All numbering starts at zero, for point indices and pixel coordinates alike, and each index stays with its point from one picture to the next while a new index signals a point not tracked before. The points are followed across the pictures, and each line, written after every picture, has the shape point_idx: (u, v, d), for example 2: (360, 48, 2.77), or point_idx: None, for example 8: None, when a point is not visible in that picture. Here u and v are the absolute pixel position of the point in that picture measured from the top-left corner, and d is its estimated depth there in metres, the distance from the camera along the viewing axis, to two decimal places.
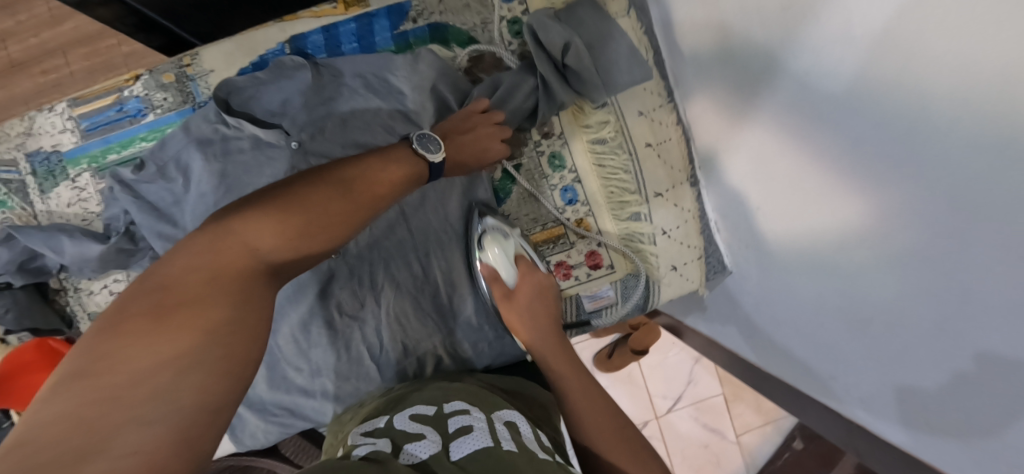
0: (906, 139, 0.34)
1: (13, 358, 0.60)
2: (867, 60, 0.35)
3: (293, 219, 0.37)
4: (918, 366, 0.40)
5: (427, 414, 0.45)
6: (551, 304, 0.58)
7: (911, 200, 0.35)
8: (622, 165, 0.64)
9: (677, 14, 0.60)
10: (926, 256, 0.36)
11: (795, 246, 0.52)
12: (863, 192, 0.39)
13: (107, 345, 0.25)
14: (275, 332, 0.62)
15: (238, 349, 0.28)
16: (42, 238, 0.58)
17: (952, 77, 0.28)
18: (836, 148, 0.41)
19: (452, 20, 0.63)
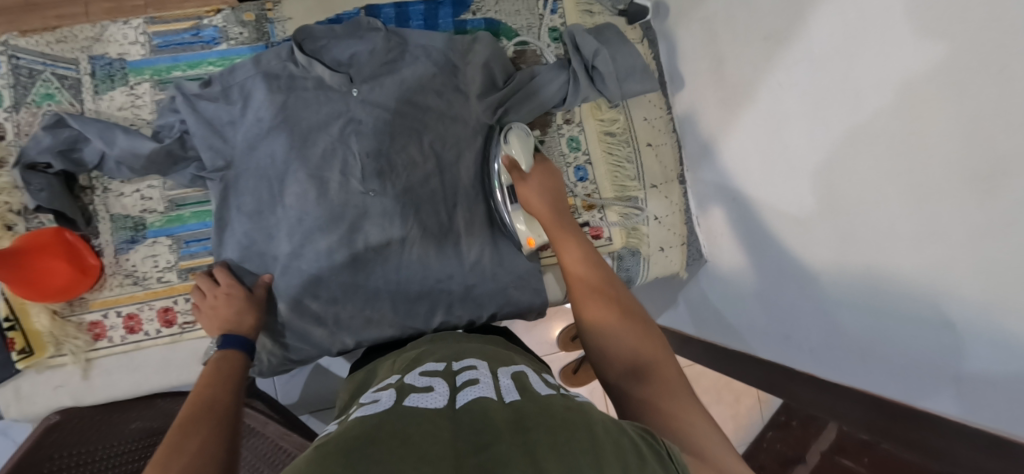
0: (841, 132, 0.50)
1: (26, 241, 0.59)
2: (817, 70, 0.52)
3: (215, 373, 0.53)
4: (847, 307, 0.53)
5: (437, 370, 0.43)
6: (557, 188, 0.68)
7: (846, 175, 0.50)
8: (626, 156, 0.78)
9: (682, 46, 0.76)
10: (849, 211, 0.51)
11: (765, 225, 0.66)
12: (816, 169, 0.55)
13: (174, 439, 0.40)
14: (301, 254, 0.67)
15: (213, 414, 0.45)
16: (97, 128, 0.61)
17: (877, 85, 0.45)
18: (799, 139, 0.57)
19: (506, 19, 0.77)
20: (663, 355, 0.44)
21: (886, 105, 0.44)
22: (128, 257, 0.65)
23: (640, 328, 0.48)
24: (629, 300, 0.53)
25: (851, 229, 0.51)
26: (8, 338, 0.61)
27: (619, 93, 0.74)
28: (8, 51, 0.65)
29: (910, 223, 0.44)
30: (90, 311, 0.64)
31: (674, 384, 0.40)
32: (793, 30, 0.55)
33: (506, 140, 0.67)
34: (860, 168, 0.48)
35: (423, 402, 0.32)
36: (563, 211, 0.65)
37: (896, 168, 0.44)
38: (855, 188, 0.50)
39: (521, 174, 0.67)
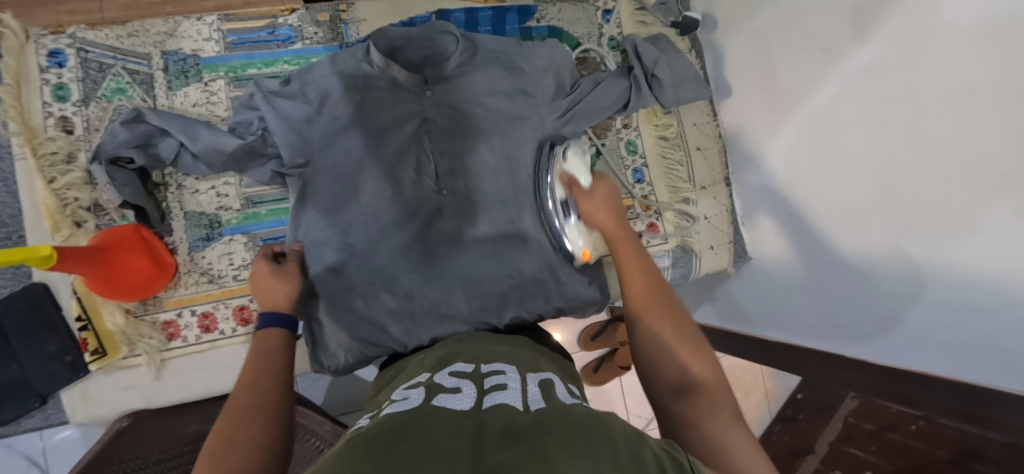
0: (903, 136, 0.55)
1: (105, 237, 0.57)
2: (877, 82, 0.57)
3: (273, 350, 0.53)
4: (904, 294, 0.57)
5: (466, 372, 0.44)
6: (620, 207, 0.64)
7: (909, 173, 0.55)
8: (678, 159, 0.82)
9: (729, 58, 0.81)
10: (904, 209, 0.56)
11: (814, 221, 0.69)
12: (874, 168, 0.59)
13: (229, 420, 0.40)
14: (376, 250, 0.67)
15: (265, 395, 0.45)
16: (181, 124, 0.60)
17: (944, 91, 0.50)
18: (855, 141, 0.61)
19: (567, 27, 0.80)
20: (715, 379, 0.41)
21: (953, 109, 0.49)
22: (203, 255, 0.64)
23: (693, 346, 0.45)
24: (681, 309, 0.50)
25: (913, 221, 0.55)
26: (81, 339, 0.59)
27: (675, 100, 0.78)
28: (76, 44, 0.63)
29: (974, 214, 0.48)
30: (163, 311, 0.62)
31: (720, 410, 0.37)
32: (852, 43, 0.60)
33: (569, 159, 0.68)
34: (926, 165, 0.53)
35: (455, 402, 0.33)
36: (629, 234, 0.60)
37: (964, 165, 0.49)
38: (917, 184, 0.54)
39: (583, 189, 0.65)
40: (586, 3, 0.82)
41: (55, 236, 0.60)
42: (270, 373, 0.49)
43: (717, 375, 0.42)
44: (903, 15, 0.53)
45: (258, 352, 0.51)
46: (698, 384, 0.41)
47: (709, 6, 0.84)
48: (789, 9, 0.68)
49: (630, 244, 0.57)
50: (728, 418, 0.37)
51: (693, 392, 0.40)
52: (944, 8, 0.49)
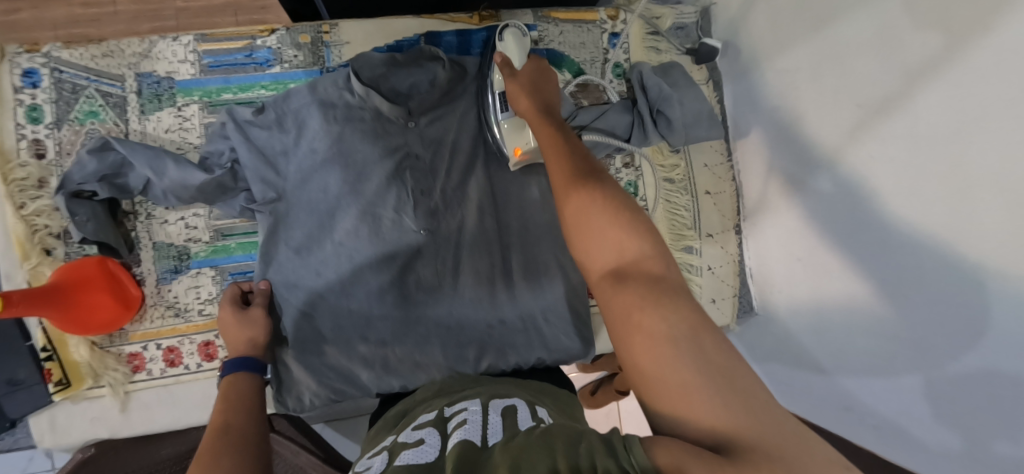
0: (943, 219, 0.44)
1: (70, 270, 0.57)
2: (920, 146, 0.46)
3: (241, 395, 0.50)
4: (925, 391, 0.47)
5: (426, 420, 0.38)
6: (553, 84, 0.58)
7: (943, 265, 0.44)
8: (683, 204, 0.75)
9: (751, 93, 0.73)
10: (935, 296, 0.45)
11: (835, 293, 0.59)
12: (908, 251, 0.48)
13: (199, 467, 0.37)
14: (349, 294, 0.64)
15: (237, 438, 0.42)
16: (147, 157, 0.58)
17: (991, 175, 0.39)
18: (889, 214, 0.50)
19: (569, 52, 0.73)
20: (654, 254, 0.34)
21: (999, 198, 0.38)
22: (170, 288, 0.62)
23: (626, 219, 0.37)
24: (606, 176, 0.41)
25: (945, 324, 0.44)
26: (45, 369, 0.59)
27: (684, 139, 0.71)
28: (51, 64, 0.62)
29: (1006, 334, 0.37)
30: (129, 343, 0.61)
31: (663, 294, 0.31)
32: (895, 102, 0.49)
33: (501, 37, 0.61)
34: (963, 263, 0.41)
35: (415, 457, 0.28)
36: (556, 113, 0.53)
37: (1002, 273, 0.37)
38: (951, 280, 0.43)
39: (512, 72, 0.57)
40: (593, 23, 0.74)
41: (24, 264, 0.59)
42: (240, 413, 0.47)
43: (658, 248, 0.35)
44: (954, 78, 0.42)
45: (226, 397, 0.49)
46: (637, 263, 0.34)
47: (732, 32, 0.75)
48: (823, 50, 0.58)
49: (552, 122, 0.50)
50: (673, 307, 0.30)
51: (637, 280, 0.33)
52: (998, 77, 0.38)
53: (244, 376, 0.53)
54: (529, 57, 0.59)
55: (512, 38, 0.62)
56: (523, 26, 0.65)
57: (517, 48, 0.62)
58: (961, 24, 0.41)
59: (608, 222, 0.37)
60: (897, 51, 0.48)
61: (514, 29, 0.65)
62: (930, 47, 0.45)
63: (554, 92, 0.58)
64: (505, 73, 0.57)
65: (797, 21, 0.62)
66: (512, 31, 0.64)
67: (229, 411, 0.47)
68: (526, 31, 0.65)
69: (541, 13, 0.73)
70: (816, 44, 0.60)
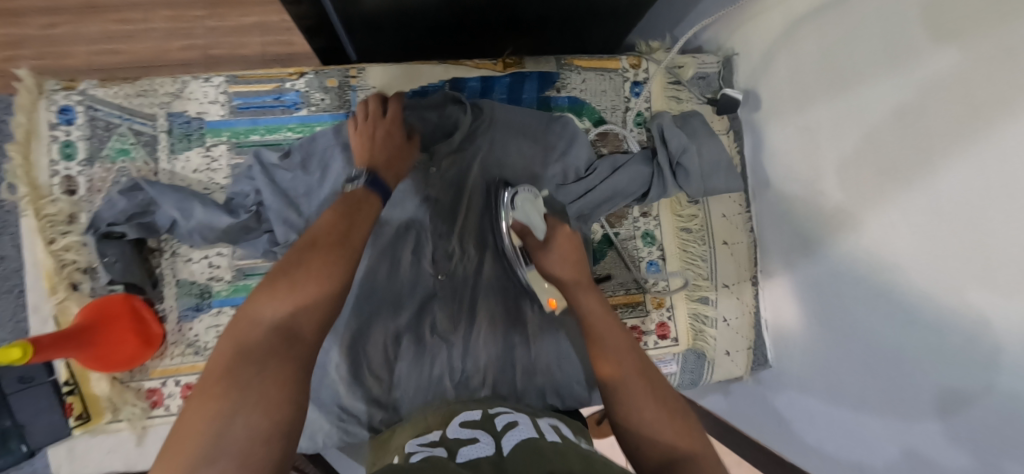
0: (959, 276, 0.44)
1: (97, 307, 0.58)
2: (942, 227, 0.46)
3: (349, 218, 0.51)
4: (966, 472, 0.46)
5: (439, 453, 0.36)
6: (579, 250, 0.65)
7: (963, 338, 0.44)
8: (700, 254, 0.75)
9: (769, 148, 0.72)
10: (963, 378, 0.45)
11: (857, 340, 0.58)
12: (925, 302, 0.48)
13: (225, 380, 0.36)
14: (367, 336, 0.65)
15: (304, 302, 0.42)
16: (175, 200, 0.59)
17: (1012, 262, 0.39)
18: (911, 269, 0.50)
19: (590, 98, 0.73)
20: (698, 441, 0.41)
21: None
22: (191, 326, 0.63)
23: (665, 406, 0.45)
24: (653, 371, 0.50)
25: (958, 391, 0.46)
26: (67, 403, 0.60)
27: (702, 190, 0.71)
28: (86, 101, 0.63)
29: None
30: (149, 379, 0.62)
31: None
32: (919, 168, 0.48)
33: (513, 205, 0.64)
34: (985, 319, 0.42)
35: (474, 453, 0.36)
36: (587, 280, 0.62)
37: None
38: (967, 330, 0.44)
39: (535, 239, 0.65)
40: (615, 71, 0.74)
41: (52, 298, 0.60)
42: (305, 314, 0.42)
43: (695, 431, 0.43)
44: (983, 157, 0.41)
45: (325, 260, 0.45)
46: (682, 450, 0.40)
47: (752, 82, 0.74)
48: (845, 113, 0.57)
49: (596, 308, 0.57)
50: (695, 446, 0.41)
51: (652, 387, 0.47)
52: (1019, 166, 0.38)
53: (355, 233, 0.49)
54: (549, 220, 0.66)
55: (525, 195, 0.65)
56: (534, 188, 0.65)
57: (529, 209, 0.65)
58: (989, 108, 0.40)
59: (644, 398, 0.46)
60: (920, 120, 0.48)
61: (527, 192, 0.66)
62: (955, 127, 0.44)
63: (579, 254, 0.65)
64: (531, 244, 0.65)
65: (818, 79, 0.61)
66: (524, 197, 0.65)
67: (318, 289, 0.43)
68: (539, 195, 0.66)
69: (563, 60, 0.73)
70: (836, 104, 0.58)
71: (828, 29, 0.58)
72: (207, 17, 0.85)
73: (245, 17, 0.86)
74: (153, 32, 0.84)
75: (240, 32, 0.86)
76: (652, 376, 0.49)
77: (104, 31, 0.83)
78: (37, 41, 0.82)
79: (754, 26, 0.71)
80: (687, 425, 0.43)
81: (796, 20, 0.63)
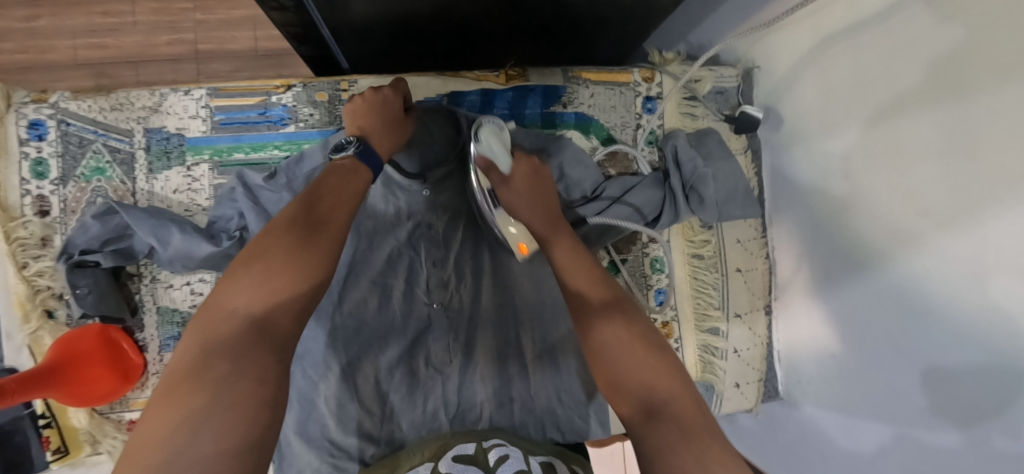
0: (995, 328, 0.39)
1: (68, 343, 0.55)
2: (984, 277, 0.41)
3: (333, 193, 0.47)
4: None
5: None
6: (546, 186, 0.59)
7: (1001, 401, 0.39)
8: (711, 282, 0.71)
9: (790, 171, 0.67)
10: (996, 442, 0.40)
11: (875, 381, 0.54)
12: (958, 350, 0.43)
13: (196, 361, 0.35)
14: (358, 370, 0.62)
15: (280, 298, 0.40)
16: (151, 226, 0.55)
17: None
18: (948, 316, 0.45)
19: (598, 115, 0.68)
20: (688, 398, 0.39)
21: None
22: None
23: (652, 355, 0.42)
24: (639, 316, 0.46)
25: (988, 457, 0.41)
26: (44, 437, 0.57)
27: (716, 217, 0.66)
28: (58, 115, 0.59)
29: None
30: (130, 410, 0.60)
31: (700, 445, 0.35)
32: (965, 214, 0.43)
33: (478, 137, 0.58)
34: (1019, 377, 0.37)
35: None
36: (560, 224, 0.57)
37: None
38: (999, 381, 0.39)
39: (501, 174, 0.58)
40: (626, 85, 0.68)
41: (25, 327, 0.57)
42: (278, 296, 0.40)
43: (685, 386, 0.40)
44: None
45: (303, 237, 0.43)
46: (667, 402, 0.39)
47: (772, 99, 0.69)
48: (880, 141, 0.52)
49: (573, 250, 0.53)
50: (708, 439, 0.35)
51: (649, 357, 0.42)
52: None
53: (338, 212, 0.46)
54: (514, 155, 0.60)
55: (491, 132, 0.58)
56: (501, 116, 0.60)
57: (496, 145, 0.58)
58: None
59: (632, 354, 0.43)
60: (971, 160, 0.42)
61: (494, 124, 0.60)
62: (1009, 170, 0.38)
63: (548, 187, 0.59)
64: (494, 180, 0.58)
65: (852, 101, 0.56)
66: (489, 129, 0.59)
67: (293, 274, 0.41)
68: (506, 126, 0.60)
69: (571, 73, 0.67)
70: (872, 134, 0.53)
71: (865, 49, 0.53)
72: (195, 11, 0.80)
73: (235, 10, 0.81)
74: (138, 27, 0.80)
75: (232, 26, 0.81)
76: (652, 341, 0.44)
77: (89, 24, 0.79)
78: (21, 33, 0.78)
79: (779, 39, 0.66)
80: (673, 369, 0.41)
81: (830, 37, 0.58)
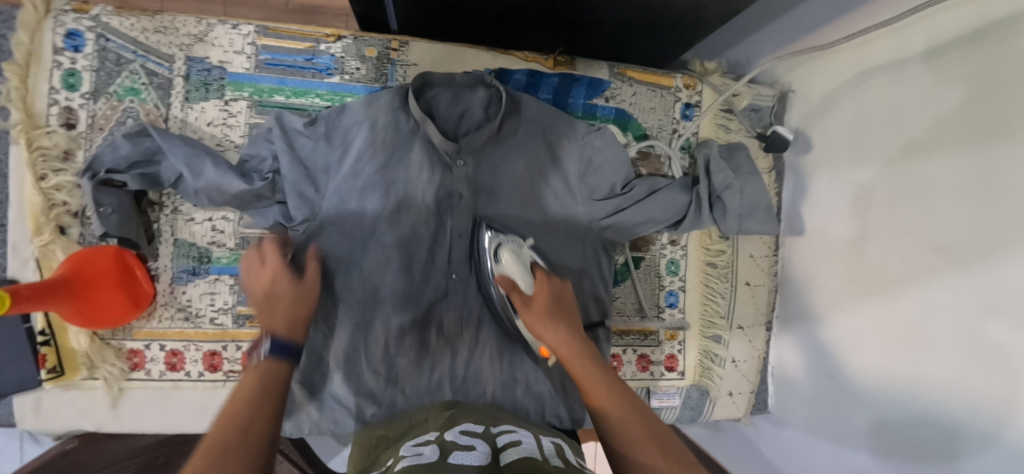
0: (983, 390, 0.45)
1: (84, 258, 0.53)
2: (1000, 317, 0.44)
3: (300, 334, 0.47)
4: None
5: (429, 440, 0.44)
6: (570, 307, 0.55)
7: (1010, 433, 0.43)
8: (721, 291, 0.73)
9: (812, 196, 0.70)
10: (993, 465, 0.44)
11: (853, 418, 0.60)
12: (936, 405, 0.50)
13: (219, 434, 0.33)
14: (370, 329, 0.62)
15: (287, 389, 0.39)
16: (186, 155, 0.54)
17: None
18: (941, 375, 0.50)
19: (638, 114, 0.69)
20: None
21: None
22: (185, 290, 0.59)
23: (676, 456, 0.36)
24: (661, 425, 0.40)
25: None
26: (40, 354, 0.55)
27: (736, 229, 0.68)
28: (98, 29, 0.57)
29: None
30: (132, 339, 0.58)
31: None
32: (974, 258, 0.47)
33: (500, 258, 0.59)
34: (1003, 432, 0.43)
35: (465, 460, 0.35)
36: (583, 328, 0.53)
37: None
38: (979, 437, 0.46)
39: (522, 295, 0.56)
40: (668, 89, 0.70)
41: (34, 239, 0.55)
42: (246, 437, 0.34)
43: None
44: None
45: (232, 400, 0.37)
46: None
47: (806, 124, 0.71)
48: (906, 178, 0.55)
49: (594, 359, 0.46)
50: None
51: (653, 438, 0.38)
52: None
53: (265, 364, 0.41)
54: (534, 272, 0.58)
55: (511, 248, 0.59)
56: (519, 236, 0.61)
57: (517, 264, 0.59)
58: None
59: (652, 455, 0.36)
60: (992, 207, 0.45)
61: (512, 242, 0.60)
62: None
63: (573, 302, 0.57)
64: (516, 300, 0.55)
65: (881, 137, 0.59)
66: (510, 247, 0.60)
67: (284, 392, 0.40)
68: (526, 244, 0.61)
69: (617, 69, 0.68)
70: (898, 171, 0.56)
71: (904, 88, 0.56)
72: None
73: None
74: None
75: None
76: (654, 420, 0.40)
77: None
78: None
79: (818, 69, 0.68)
80: None
81: (871, 70, 0.60)
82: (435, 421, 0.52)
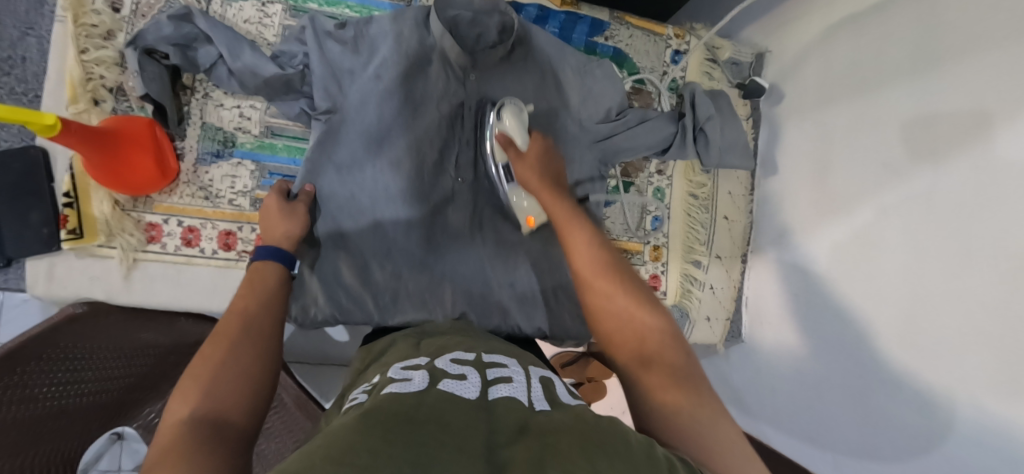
0: (922, 306, 0.54)
1: (119, 125, 0.56)
2: (928, 215, 0.55)
3: (268, 277, 0.52)
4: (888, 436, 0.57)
5: (419, 364, 0.35)
6: (556, 164, 0.62)
7: (929, 313, 0.53)
8: (700, 220, 0.81)
9: (785, 138, 0.78)
10: (917, 343, 0.54)
11: (829, 380, 0.65)
12: (899, 347, 0.56)
13: (203, 363, 0.40)
14: (380, 222, 0.66)
15: (258, 329, 0.45)
16: (227, 39, 0.59)
17: (985, 247, 0.48)
18: (883, 275, 0.59)
19: (633, 54, 0.78)
20: (673, 346, 0.41)
21: (995, 276, 0.47)
22: (208, 171, 0.63)
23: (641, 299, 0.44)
24: (630, 275, 0.47)
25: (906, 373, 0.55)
26: (62, 215, 0.58)
27: (717, 162, 0.76)
28: None
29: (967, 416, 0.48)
30: (151, 213, 0.62)
31: (686, 384, 0.37)
32: (915, 169, 0.57)
33: (501, 119, 0.65)
34: (938, 334, 0.52)
35: (456, 391, 0.27)
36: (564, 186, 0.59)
37: (981, 324, 0.47)
38: (933, 392, 0.52)
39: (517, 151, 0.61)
40: (659, 36, 0.79)
41: (69, 108, 0.58)
42: (228, 362, 0.41)
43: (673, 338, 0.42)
44: (976, 157, 0.50)
45: (225, 344, 0.42)
46: (656, 355, 0.40)
47: (779, 77, 0.81)
48: (862, 110, 0.64)
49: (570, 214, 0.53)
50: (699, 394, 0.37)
51: (623, 318, 0.43)
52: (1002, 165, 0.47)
53: (257, 320, 0.46)
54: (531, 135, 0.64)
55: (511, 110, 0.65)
56: (518, 100, 0.67)
57: (516, 124, 0.65)
58: (993, 109, 0.48)
59: (621, 303, 0.44)
60: (930, 131, 0.55)
61: (513, 104, 0.67)
62: (951, 130, 0.52)
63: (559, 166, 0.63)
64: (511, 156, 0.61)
65: (842, 77, 0.68)
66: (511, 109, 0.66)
67: (264, 323, 0.46)
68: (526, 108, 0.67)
69: (616, 14, 0.77)
70: (856, 104, 0.65)
71: (861, 36, 0.65)
72: None
73: None
74: None
75: None
76: (629, 278, 0.46)
77: None
78: None
79: (790, 28, 0.78)
80: (660, 322, 0.43)
81: (835, 24, 0.70)
82: (428, 348, 0.42)
